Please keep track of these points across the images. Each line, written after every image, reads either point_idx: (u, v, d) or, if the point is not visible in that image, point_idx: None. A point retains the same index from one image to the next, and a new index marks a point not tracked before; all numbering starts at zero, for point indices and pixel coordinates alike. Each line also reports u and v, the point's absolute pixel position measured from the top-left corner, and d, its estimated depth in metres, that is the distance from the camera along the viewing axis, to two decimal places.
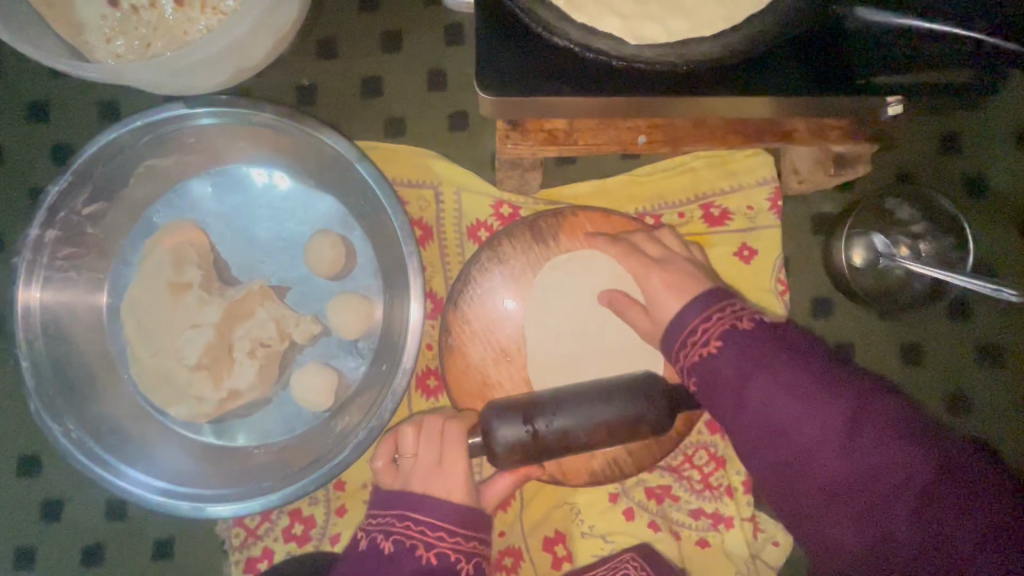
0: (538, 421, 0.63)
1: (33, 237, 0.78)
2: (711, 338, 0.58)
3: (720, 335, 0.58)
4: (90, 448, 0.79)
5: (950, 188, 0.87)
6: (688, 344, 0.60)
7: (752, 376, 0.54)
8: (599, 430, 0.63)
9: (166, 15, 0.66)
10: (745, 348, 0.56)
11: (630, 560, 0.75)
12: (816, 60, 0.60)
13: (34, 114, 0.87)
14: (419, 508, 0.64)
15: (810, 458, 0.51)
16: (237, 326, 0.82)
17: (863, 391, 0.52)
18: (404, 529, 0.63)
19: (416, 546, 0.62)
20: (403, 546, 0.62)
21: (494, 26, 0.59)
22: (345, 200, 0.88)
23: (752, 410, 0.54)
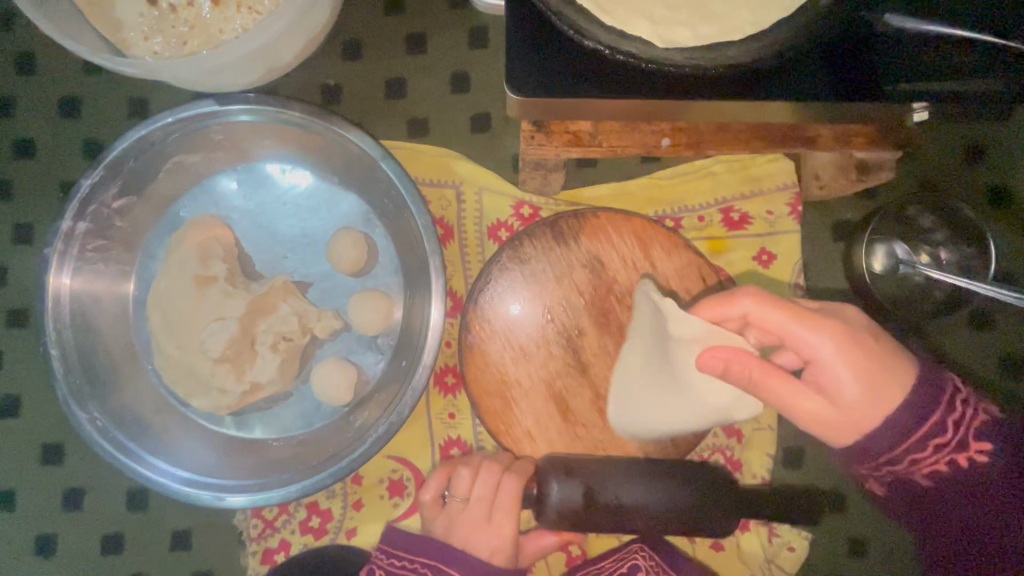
0: (597, 490, 0.70)
1: (63, 229, 0.80)
2: (836, 400, 0.64)
3: (865, 411, 0.63)
4: (114, 437, 0.80)
5: (972, 196, 0.87)
6: (812, 419, 0.64)
7: (893, 442, 0.62)
8: (651, 511, 0.71)
9: (203, 14, 0.67)
10: (891, 422, 0.62)
11: (639, 550, 0.76)
12: (843, 63, 0.59)
13: (67, 110, 0.89)
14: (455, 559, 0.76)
15: (912, 490, 0.66)
16: (260, 320, 0.83)
17: (960, 446, 0.62)
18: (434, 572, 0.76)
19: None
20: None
21: (525, 29, 0.59)
22: (368, 199, 0.89)
23: (871, 463, 0.64)
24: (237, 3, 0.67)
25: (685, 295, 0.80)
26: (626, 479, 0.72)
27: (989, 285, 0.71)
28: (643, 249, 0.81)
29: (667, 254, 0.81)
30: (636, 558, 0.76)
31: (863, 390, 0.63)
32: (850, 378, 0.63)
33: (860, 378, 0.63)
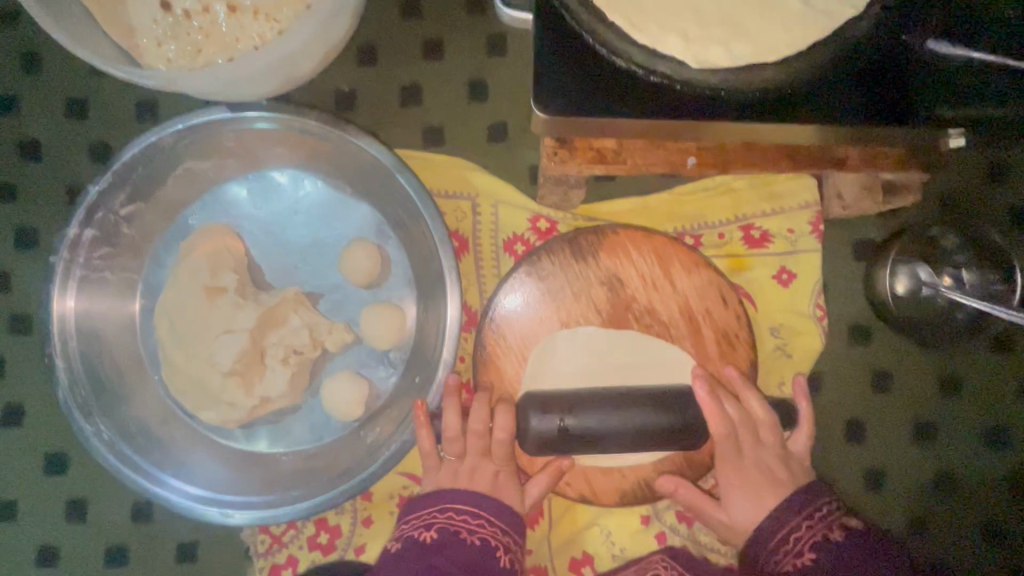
0: (572, 413, 0.67)
1: (71, 236, 0.79)
2: (804, 547, 0.68)
3: (814, 545, 0.67)
4: (120, 450, 0.79)
5: (996, 219, 0.85)
6: (780, 553, 0.69)
7: (839, 567, 0.65)
8: (628, 440, 0.66)
9: (218, 21, 0.65)
10: (841, 560, 0.65)
11: (660, 561, 0.74)
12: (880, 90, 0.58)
13: (74, 112, 0.87)
14: (462, 503, 0.70)
15: None
16: (270, 333, 0.81)
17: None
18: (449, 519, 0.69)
19: (461, 533, 0.68)
20: (448, 532, 0.68)
21: (555, 46, 0.58)
22: (382, 209, 0.87)
23: (782, 571, 0.68)
24: (254, 10, 0.65)
25: (705, 315, 0.79)
26: (610, 403, 0.67)
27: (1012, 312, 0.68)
28: (663, 268, 0.79)
29: (687, 273, 0.79)
30: (657, 569, 0.73)
31: (829, 532, 0.67)
32: (822, 523, 0.68)
33: (829, 524, 0.68)
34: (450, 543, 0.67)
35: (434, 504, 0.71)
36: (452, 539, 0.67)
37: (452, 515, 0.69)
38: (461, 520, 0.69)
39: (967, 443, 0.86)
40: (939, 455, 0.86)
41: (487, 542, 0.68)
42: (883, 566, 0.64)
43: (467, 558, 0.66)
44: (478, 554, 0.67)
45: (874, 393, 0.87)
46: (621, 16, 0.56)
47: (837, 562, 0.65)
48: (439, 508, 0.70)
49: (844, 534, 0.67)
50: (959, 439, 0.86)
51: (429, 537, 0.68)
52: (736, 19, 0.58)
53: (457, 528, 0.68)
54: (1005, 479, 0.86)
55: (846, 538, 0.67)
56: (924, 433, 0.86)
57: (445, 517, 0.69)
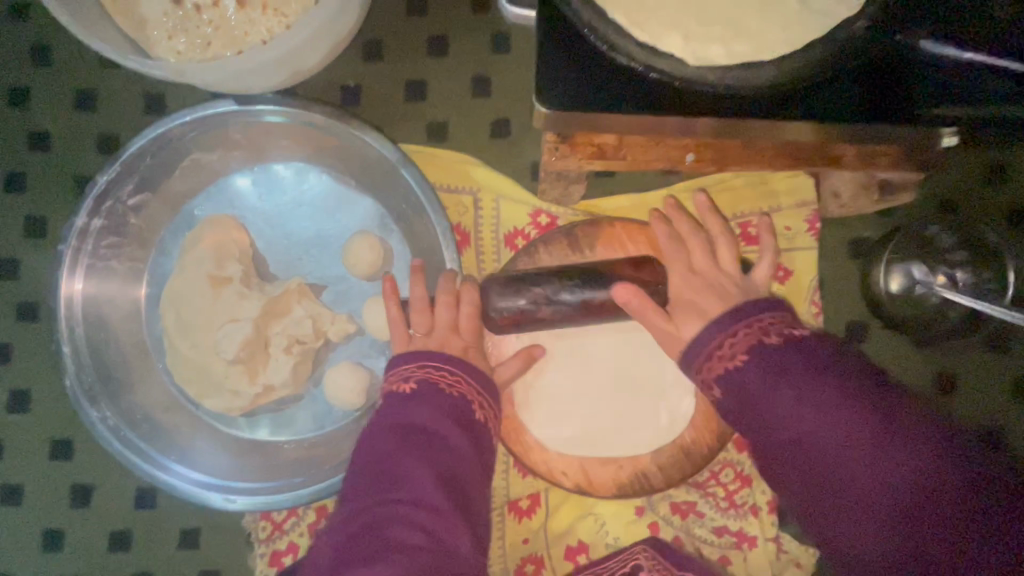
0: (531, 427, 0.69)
1: (79, 225, 0.80)
2: (737, 350, 0.61)
3: (748, 347, 0.60)
4: (125, 435, 0.81)
5: (991, 220, 0.86)
6: (713, 355, 0.62)
7: (775, 375, 0.57)
8: None
9: (227, 15, 0.66)
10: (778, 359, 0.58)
11: (642, 552, 0.75)
12: (873, 93, 0.60)
13: (83, 103, 0.88)
14: (432, 359, 0.66)
15: (825, 459, 0.53)
16: (274, 323, 0.82)
17: (879, 431, 0.52)
18: (425, 373, 0.65)
19: (438, 383, 0.64)
20: (425, 385, 0.64)
21: (555, 43, 0.59)
22: (385, 203, 0.88)
23: (780, 409, 0.56)
24: (262, 4, 0.66)
25: None
26: None
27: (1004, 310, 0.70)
28: None
29: None
30: (638, 559, 0.74)
31: (763, 336, 0.60)
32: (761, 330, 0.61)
33: (765, 330, 0.61)
34: (427, 394, 0.63)
35: (414, 360, 0.67)
36: (429, 390, 0.63)
37: (429, 369, 0.65)
38: (438, 372, 0.65)
39: None
40: None
41: (464, 398, 0.64)
42: (835, 371, 0.56)
43: (446, 406, 0.62)
44: (458, 404, 0.63)
45: None
46: (622, 13, 0.58)
47: (807, 360, 0.57)
48: (418, 364, 0.66)
49: (783, 337, 0.60)
50: None
51: (406, 390, 0.64)
52: (735, 18, 0.59)
53: (435, 379, 0.64)
54: None
55: (787, 340, 0.59)
56: None
57: (422, 372, 0.65)
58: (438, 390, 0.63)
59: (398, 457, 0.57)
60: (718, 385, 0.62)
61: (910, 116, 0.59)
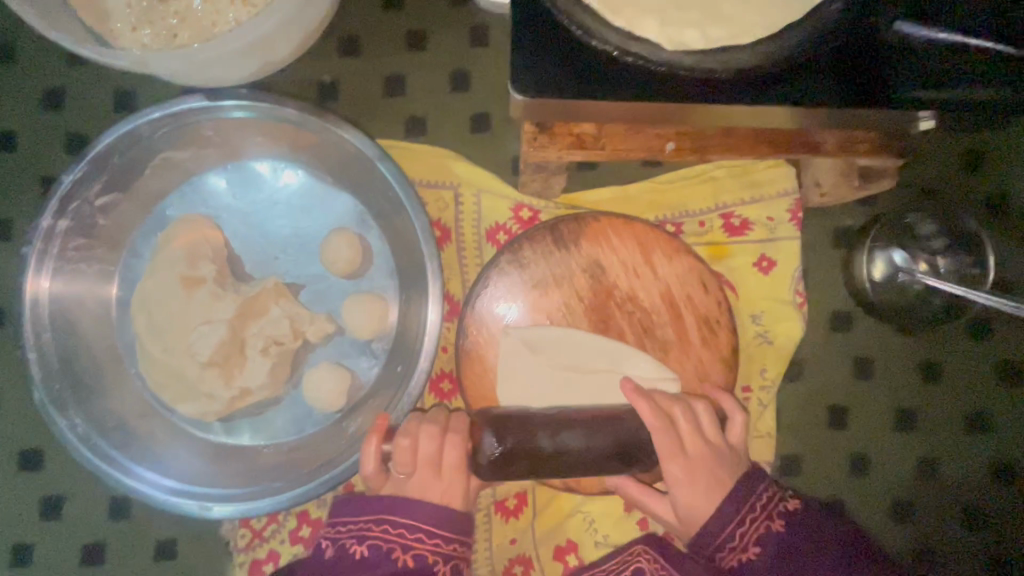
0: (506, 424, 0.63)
1: (44, 227, 0.77)
2: (748, 542, 0.65)
3: (758, 540, 0.66)
4: (95, 444, 0.77)
5: (970, 206, 0.87)
6: (727, 548, 0.66)
7: (783, 555, 0.64)
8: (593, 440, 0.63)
9: (194, 5, 0.64)
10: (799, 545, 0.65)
11: (643, 552, 0.69)
12: (842, 73, 0.59)
13: (50, 102, 0.86)
14: (390, 513, 0.62)
15: None
16: (250, 323, 0.80)
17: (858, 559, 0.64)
18: (382, 532, 0.62)
19: (394, 548, 0.61)
20: (378, 549, 0.61)
21: (530, 28, 0.58)
22: (364, 200, 0.87)
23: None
24: None
25: (687, 302, 0.79)
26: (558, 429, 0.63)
27: (990, 296, 0.71)
28: (644, 255, 0.80)
29: (668, 260, 0.80)
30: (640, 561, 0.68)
31: (771, 522, 0.66)
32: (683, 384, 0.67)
33: (767, 513, 0.67)
34: (380, 562, 0.60)
35: (359, 510, 0.63)
36: (381, 558, 0.60)
37: (387, 526, 0.62)
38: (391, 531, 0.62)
39: (946, 427, 0.87)
40: (920, 439, 0.87)
41: (421, 562, 0.60)
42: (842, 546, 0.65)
43: (400, 573, 0.60)
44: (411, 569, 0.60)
45: (854, 379, 0.88)
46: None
47: (811, 538, 0.65)
48: (375, 515, 0.62)
49: (785, 517, 0.66)
50: (939, 422, 0.87)
51: (360, 552, 0.61)
52: (710, 2, 0.59)
53: (390, 544, 0.61)
54: (984, 463, 0.87)
55: (789, 521, 0.66)
56: (905, 417, 0.87)
57: (380, 532, 0.62)
58: (390, 558, 0.60)
59: None
60: (732, 574, 0.66)
61: (890, 97, 0.58)
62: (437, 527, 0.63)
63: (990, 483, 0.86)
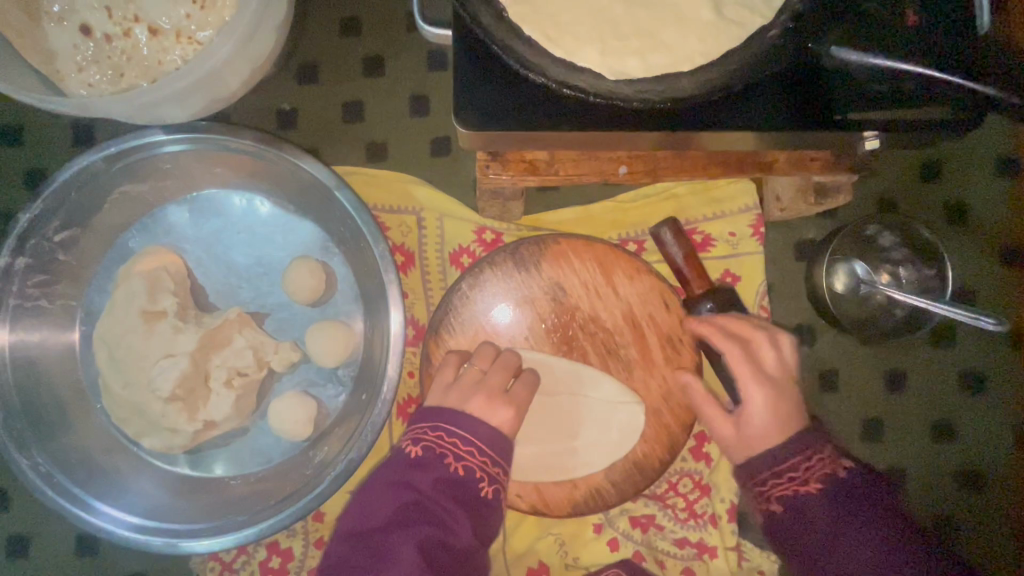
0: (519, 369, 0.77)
1: (1, 265, 0.76)
2: (811, 477, 0.63)
3: (822, 479, 0.63)
4: (58, 482, 0.77)
5: (930, 215, 0.88)
6: (774, 475, 0.64)
7: (832, 519, 0.61)
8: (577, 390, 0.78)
9: (140, 44, 0.64)
10: (831, 510, 0.62)
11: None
12: (792, 101, 0.60)
13: (8, 138, 0.86)
14: (483, 433, 0.71)
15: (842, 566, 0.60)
16: (213, 355, 0.80)
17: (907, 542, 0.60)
18: (435, 438, 0.71)
19: (443, 455, 0.70)
20: (431, 454, 0.70)
21: (473, 62, 0.58)
22: (326, 227, 0.87)
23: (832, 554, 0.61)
24: (175, 32, 0.64)
25: (650, 321, 0.80)
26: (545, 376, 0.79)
27: (949, 308, 0.71)
28: (605, 275, 0.80)
29: (629, 279, 0.80)
30: None
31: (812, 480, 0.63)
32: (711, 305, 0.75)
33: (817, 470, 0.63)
34: (429, 463, 0.69)
35: (431, 420, 0.72)
36: (433, 459, 0.69)
37: (439, 434, 0.71)
38: (477, 453, 0.70)
39: (913, 435, 0.87)
40: (888, 449, 0.87)
41: (465, 471, 0.69)
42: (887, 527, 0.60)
43: (444, 480, 0.68)
44: (460, 478, 0.68)
45: (820, 390, 0.88)
46: (538, 30, 0.57)
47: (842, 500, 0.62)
48: (431, 424, 0.72)
49: (825, 479, 0.63)
50: (905, 431, 0.87)
51: (415, 455, 0.70)
52: (650, 30, 0.59)
53: (440, 451, 0.70)
54: (951, 471, 0.87)
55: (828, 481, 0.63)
56: (872, 427, 0.87)
57: (434, 437, 0.71)
58: (442, 462, 0.69)
59: (393, 541, 0.63)
60: (775, 503, 0.64)
61: (830, 120, 0.60)
62: (489, 448, 0.71)
63: (957, 490, 0.87)
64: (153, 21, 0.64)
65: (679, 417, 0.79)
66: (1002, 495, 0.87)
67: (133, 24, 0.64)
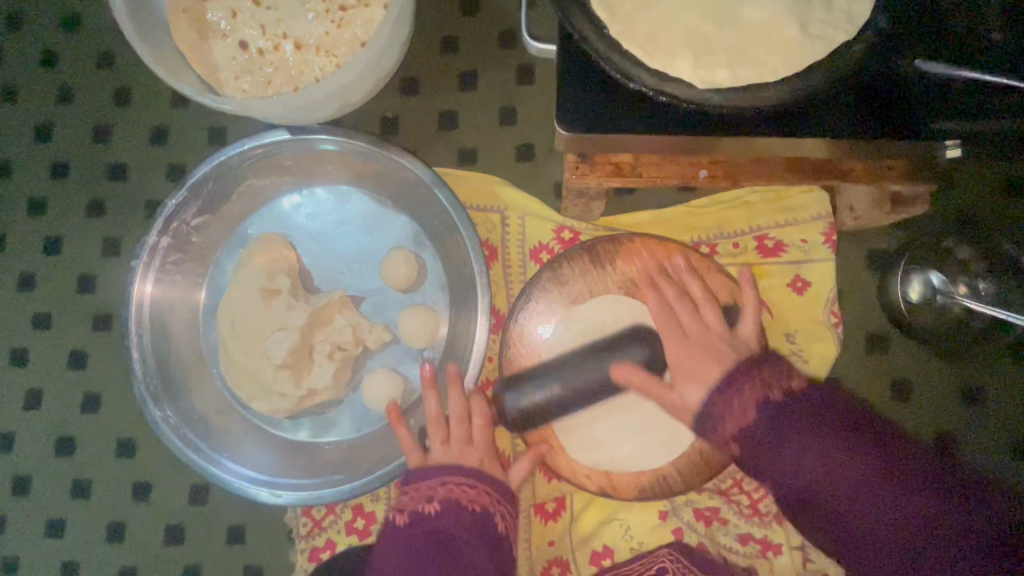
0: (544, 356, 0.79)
1: (149, 243, 0.90)
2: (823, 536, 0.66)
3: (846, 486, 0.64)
4: (184, 434, 0.88)
5: (1011, 229, 0.88)
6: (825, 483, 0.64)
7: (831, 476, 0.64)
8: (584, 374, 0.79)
9: (286, 57, 0.75)
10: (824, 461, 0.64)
11: (667, 554, 0.80)
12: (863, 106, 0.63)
13: (156, 137, 1.00)
14: (456, 474, 0.74)
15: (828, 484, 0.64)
16: (317, 331, 0.89)
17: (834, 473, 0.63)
18: (420, 503, 0.72)
19: (460, 501, 0.72)
20: (447, 504, 0.72)
21: (574, 74, 0.66)
22: (419, 222, 0.96)
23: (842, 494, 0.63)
24: (316, 47, 0.75)
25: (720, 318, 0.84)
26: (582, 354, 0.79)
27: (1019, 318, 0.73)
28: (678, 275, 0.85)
29: (701, 279, 0.85)
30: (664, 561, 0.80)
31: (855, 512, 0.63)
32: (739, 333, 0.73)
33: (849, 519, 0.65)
34: (447, 511, 0.71)
35: (437, 477, 0.74)
36: (454, 508, 0.72)
37: (432, 487, 0.73)
38: (459, 491, 0.73)
39: (987, 451, 0.87)
40: (961, 465, 0.87)
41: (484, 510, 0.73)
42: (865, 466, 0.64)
43: (472, 525, 0.71)
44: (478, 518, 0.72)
45: (890, 398, 0.88)
46: (636, 45, 0.64)
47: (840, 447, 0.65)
48: (437, 480, 0.74)
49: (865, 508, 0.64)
50: (980, 445, 0.87)
51: (430, 509, 0.72)
52: (739, 44, 0.64)
53: (437, 505, 0.72)
54: None
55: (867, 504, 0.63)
56: (945, 439, 0.87)
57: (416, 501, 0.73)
58: (458, 507, 0.72)
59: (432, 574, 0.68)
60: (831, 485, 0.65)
61: (913, 131, 0.63)
62: (476, 485, 0.73)
63: None
64: (299, 38, 0.75)
65: None
66: None
67: (282, 40, 0.75)
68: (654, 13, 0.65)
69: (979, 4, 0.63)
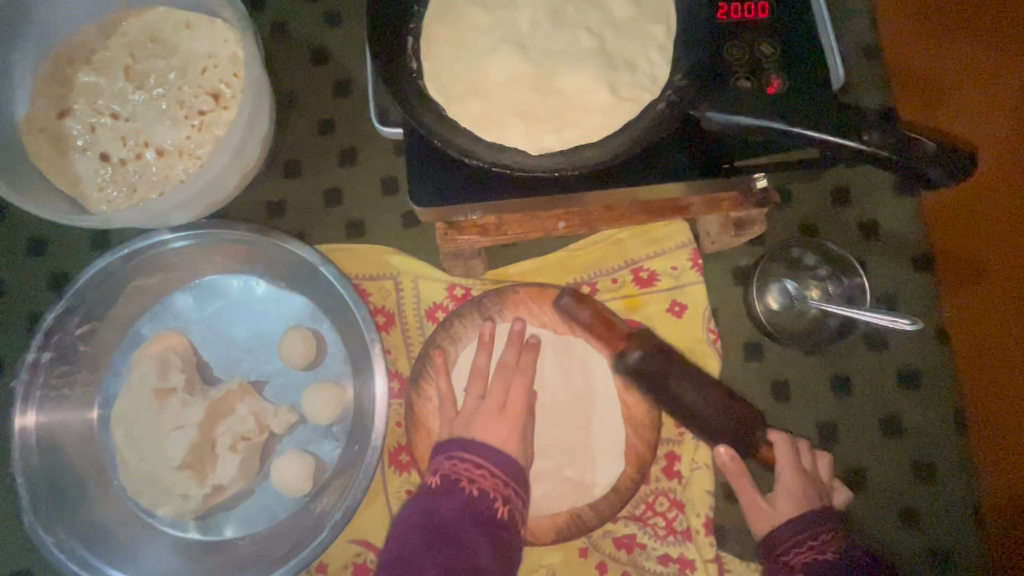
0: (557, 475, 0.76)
1: (29, 360, 0.88)
2: None
3: None
4: (82, 556, 0.85)
5: (847, 232, 0.99)
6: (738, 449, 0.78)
7: None
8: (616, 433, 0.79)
9: (150, 163, 0.78)
10: None
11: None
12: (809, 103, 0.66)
13: (35, 249, 0.98)
14: (463, 453, 0.77)
15: None
16: (218, 423, 0.88)
17: None
18: (457, 462, 0.76)
19: (465, 478, 0.74)
20: (454, 479, 0.74)
21: (421, 153, 0.71)
22: (314, 298, 0.97)
23: None
24: (178, 151, 0.78)
25: (606, 352, 0.90)
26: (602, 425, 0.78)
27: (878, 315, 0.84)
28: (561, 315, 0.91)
29: None
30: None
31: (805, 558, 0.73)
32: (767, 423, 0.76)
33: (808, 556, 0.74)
34: (456, 487, 0.73)
35: (447, 453, 0.78)
36: (457, 486, 0.73)
37: (457, 459, 0.76)
38: (465, 464, 0.75)
39: (866, 436, 0.94)
40: (846, 453, 0.94)
41: (491, 491, 0.73)
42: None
43: (469, 501, 0.71)
44: (481, 499, 0.72)
45: (775, 399, 0.96)
46: (471, 122, 0.71)
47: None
48: (447, 454, 0.78)
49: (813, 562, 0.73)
50: (858, 431, 0.95)
51: (439, 483, 0.74)
52: (562, 110, 0.72)
53: (463, 473, 0.74)
54: (907, 464, 0.93)
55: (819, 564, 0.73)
56: (827, 430, 0.95)
57: (450, 465, 0.76)
58: (464, 485, 0.73)
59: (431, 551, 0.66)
60: None
61: (722, 168, 0.72)
62: (472, 453, 0.77)
63: (915, 482, 0.93)
64: (160, 144, 0.78)
65: (646, 439, 0.87)
66: (961, 487, 0.92)
67: (144, 148, 0.78)
68: (484, 91, 0.73)
69: (757, 57, 0.73)
